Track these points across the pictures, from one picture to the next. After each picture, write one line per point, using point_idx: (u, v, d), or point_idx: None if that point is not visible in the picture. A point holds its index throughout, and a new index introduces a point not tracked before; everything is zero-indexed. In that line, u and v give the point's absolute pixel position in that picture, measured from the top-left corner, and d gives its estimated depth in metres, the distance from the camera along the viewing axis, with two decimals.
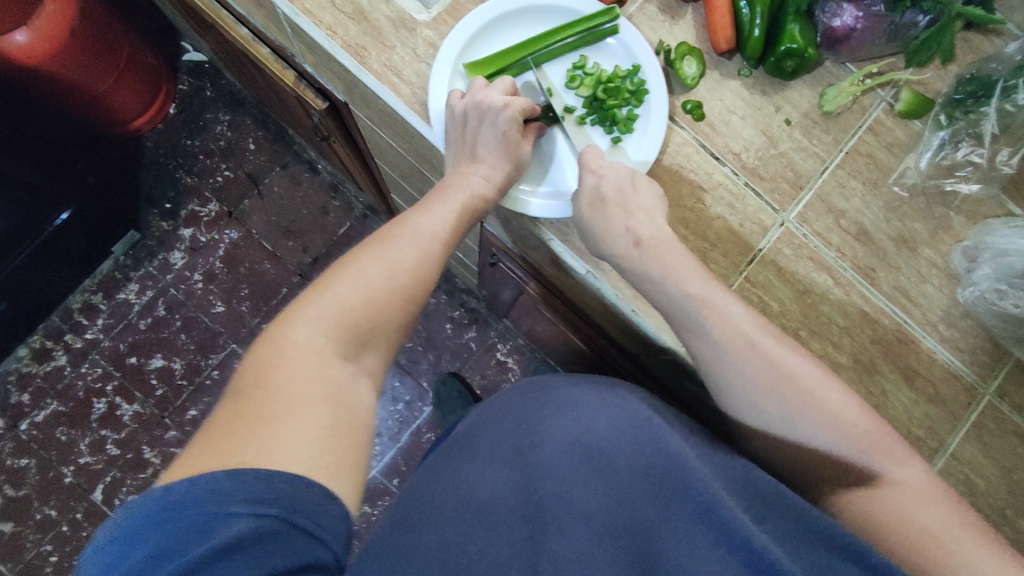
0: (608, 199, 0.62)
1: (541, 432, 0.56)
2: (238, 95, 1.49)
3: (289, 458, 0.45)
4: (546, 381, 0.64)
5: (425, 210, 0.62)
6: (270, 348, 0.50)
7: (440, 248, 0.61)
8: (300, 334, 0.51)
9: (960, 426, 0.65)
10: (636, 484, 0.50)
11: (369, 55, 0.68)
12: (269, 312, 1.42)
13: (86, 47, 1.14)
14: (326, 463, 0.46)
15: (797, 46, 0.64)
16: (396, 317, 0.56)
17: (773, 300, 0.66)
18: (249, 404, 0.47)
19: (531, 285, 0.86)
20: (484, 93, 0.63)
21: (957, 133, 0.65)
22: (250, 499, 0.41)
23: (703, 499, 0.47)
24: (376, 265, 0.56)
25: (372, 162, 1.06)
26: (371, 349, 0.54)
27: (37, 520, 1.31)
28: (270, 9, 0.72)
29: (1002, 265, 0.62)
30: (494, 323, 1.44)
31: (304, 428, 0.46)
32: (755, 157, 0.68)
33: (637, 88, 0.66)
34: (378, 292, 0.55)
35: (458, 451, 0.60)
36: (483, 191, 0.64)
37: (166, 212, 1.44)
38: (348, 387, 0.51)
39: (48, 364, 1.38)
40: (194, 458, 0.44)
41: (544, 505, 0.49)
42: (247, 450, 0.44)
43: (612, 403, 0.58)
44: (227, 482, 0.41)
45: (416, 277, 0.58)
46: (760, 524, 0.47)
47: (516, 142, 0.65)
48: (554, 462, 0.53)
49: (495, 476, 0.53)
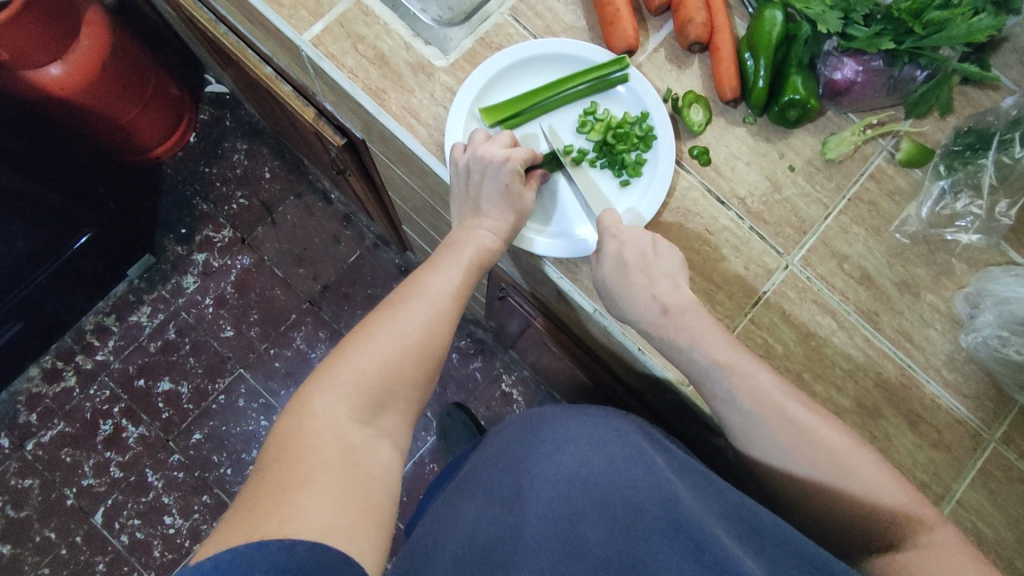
0: (647, 267, 0.63)
1: (539, 473, 0.58)
2: (257, 126, 1.53)
3: (310, 524, 0.45)
4: (543, 413, 0.67)
5: (433, 268, 0.65)
6: (290, 418, 0.52)
7: (450, 303, 0.63)
8: (318, 405, 0.52)
9: (965, 473, 0.65)
10: (631, 522, 0.51)
11: (388, 97, 0.71)
12: (278, 338, 1.44)
13: (116, 81, 1.18)
14: (346, 527, 0.47)
15: (800, 97, 0.67)
16: (409, 376, 0.58)
17: (778, 342, 0.67)
18: (272, 476, 0.47)
19: (538, 319, 0.88)
20: (485, 147, 0.66)
21: (957, 183, 0.67)
22: (270, 569, 0.41)
23: (697, 537, 0.48)
24: (386, 329, 0.58)
25: (386, 195, 1.09)
26: (388, 409, 0.56)
27: (37, 542, 1.31)
28: (294, 51, 0.75)
29: (1004, 312, 0.63)
30: (500, 354, 1.45)
31: (324, 493, 0.47)
32: (760, 202, 0.70)
33: (645, 134, 0.68)
34: (390, 356, 0.57)
35: (465, 491, 0.62)
36: (490, 242, 0.66)
37: (181, 237, 1.47)
38: (365, 449, 0.52)
39: (57, 384, 1.39)
40: (222, 538, 0.44)
41: (540, 549, 0.51)
42: (273, 519, 0.45)
43: (608, 438, 0.60)
44: (250, 554, 0.41)
45: (427, 333, 0.60)
46: (751, 558, 0.48)
47: (520, 192, 0.67)
48: (550, 502, 0.55)
49: (497, 522, 0.55)
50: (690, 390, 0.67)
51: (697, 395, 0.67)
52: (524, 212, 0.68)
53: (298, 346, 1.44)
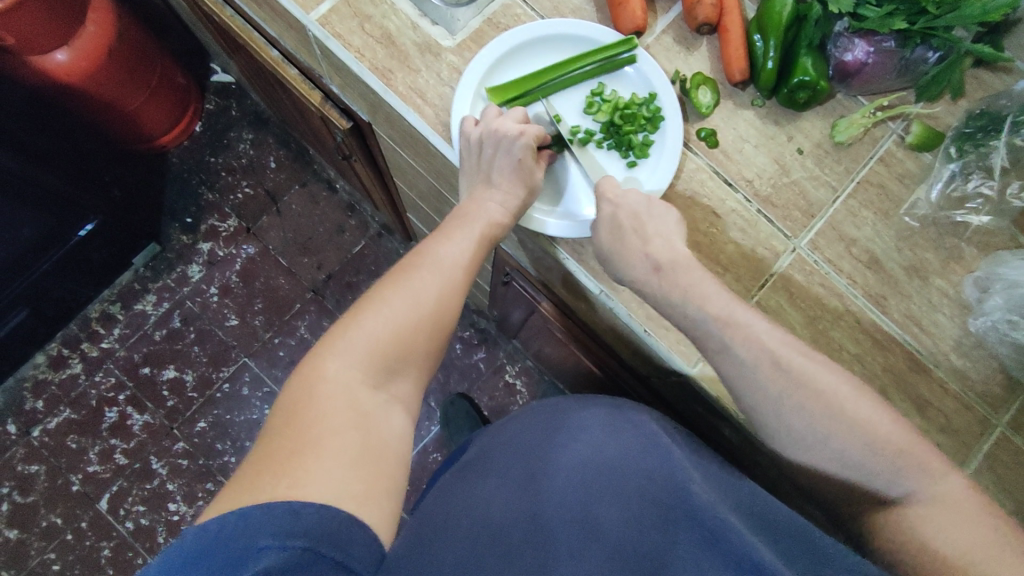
0: (654, 245, 0.63)
1: (555, 460, 0.60)
2: (262, 115, 1.53)
3: (320, 489, 0.45)
4: (558, 405, 0.68)
5: (445, 239, 0.65)
6: (301, 381, 0.51)
7: (462, 276, 0.63)
8: (330, 368, 0.52)
9: (972, 458, 0.65)
10: (649, 510, 0.53)
11: (394, 77, 0.70)
12: (282, 327, 1.44)
13: (121, 67, 1.18)
14: (357, 493, 0.46)
15: (810, 78, 0.66)
16: (420, 347, 0.58)
17: (785, 325, 0.67)
18: (283, 439, 0.47)
19: (544, 304, 0.87)
20: (499, 121, 0.66)
21: (967, 166, 0.67)
22: (279, 532, 0.41)
23: (712, 525, 0.50)
24: (399, 296, 0.58)
25: (391, 181, 1.09)
26: (399, 376, 0.56)
27: (42, 527, 1.32)
28: (301, 32, 0.75)
29: (1013, 296, 0.63)
30: (503, 344, 1.44)
31: (335, 457, 0.47)
32: (768, 185, 0.69)
33: (653, 115, 0.68)
34: (404, 323, 0.57)
35: (473, 473, 0.62)
36: (499, 217, 0.66)
37: (186, 226, 1.48)
38: (377, 414, 0.52)
39: (63, 371, 1.40)
40: (230, 497, 0.44)
41: (557, 533, 0.51)
42: (281, 482, 0.44)
43: (623, 430, 0.62)
44: (258, 514, 0.42)
45: (440, 306, 0.60)
46: (770, 548, 0.48)
47: (530, 168, 0.68)
48: (568, 488, 0.56)
49: (509, 502, 0.55)
50: (695, 373, 0.67)
51: (703, 378, 0.67)
52: (534, 189, 0.68)
53: (301, 336, 1.44)
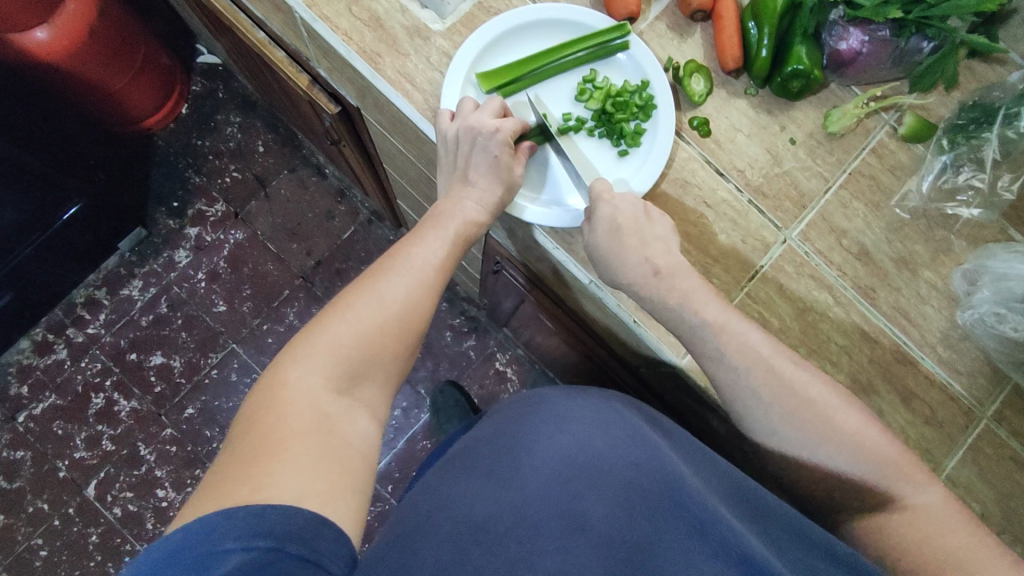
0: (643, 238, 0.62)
1: (537, 451, 0.58)
2: (250, 98, 1.50)
3: (281, 491, 0.44)
4: (541, 395, 0.67)
5: (416, 241, 0.64)
6: (265, 389, 0.51)
7: (433, 276, 0.62)
8: (292, 375, 0.52)
9: (956, 449, 0.66)
10: (635, 500, 0.52)
11: (383, 61, 0.69)
12: (271, 313, 1.43)
13: (104, 47, 1.16)
14: (322, 491, 0.46)
15: (804, 67, 0.65)
16: (389, 349, 0.57)
17: (774, 316, 0.67)
18: (245, 445, 0.47)
19: (533, 293, 0.87)
20: (475, 117, 0.65)
21: (958, 158, 0.66)
22: (241, 534, 0.41)
23: (700, 517, 0.51)
24: (364, 302, 0.57)
25: (380, 167, 1.07)
26: (367, 380, 0.55)
27: (28, 513, 1.31)
28: (288, 13, 0.73)
29: (1001, 289, 0.63)
30: (494, 332, 1.44)
31: (298, 462, 0.47)
32: (760, 175, 0.69)
33: (645, 104, 0.67)
34: (370, 328, 0.56)
35: (457, 467, 0.61)
36: (475, 215, 0.66)
37: (172, 211, 1.46)
38: (341, 419, 0.52)
39: (48, 357, 1.38)
40: (192, 508, 0.43)
41: (544, 526, 0.50)
42: (242, 486, 0.44)
43: (607, 422, 0.61)
44: (219, 521, 0.41)
45: (407, 306, 0.59)
46: (755, 535, 0.50)
47: (508, 166, 0.66)
48: (550, 481, 0.54)
49: (492, 495, 0.54)
50: (685, 364, 0.67)
51: (692, 369, 0.67)
52: (512, 186, 0.67)
53: (291, 322, 1.43)
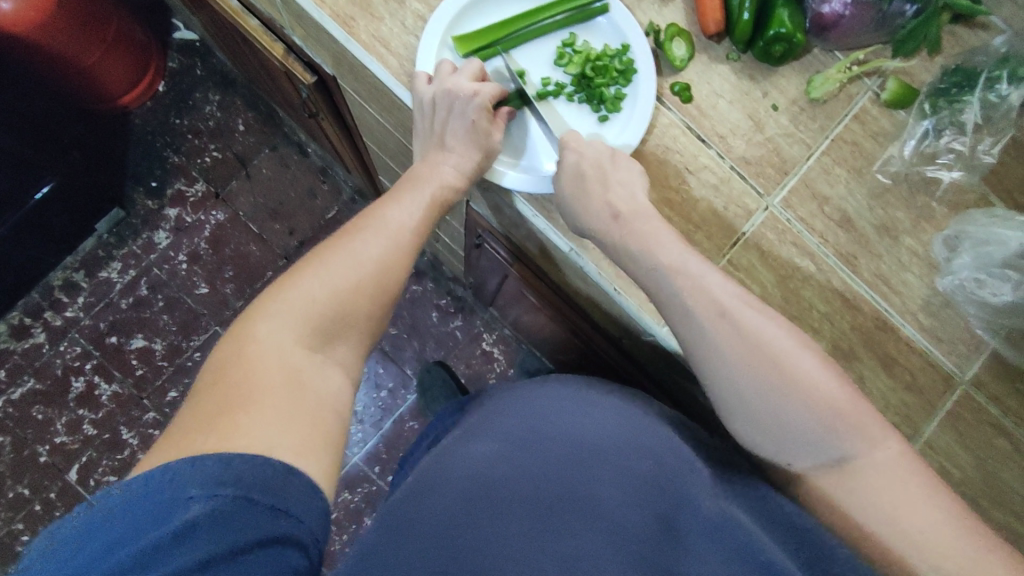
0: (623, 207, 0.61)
1: (557, 432, 0.62)
2: (228, 75, 1.47)
3: (251, 442, 0.44)
4: (561, 378, 0.71)
5: (391, 202, 0.63)
6: (234, 343, 0.50)
7: (407, 237, 0.61)
8: (262, 330, 0.51)
9: (935, 414, 0.66)
10: (628, 485, 0.56)
11: (357, 25, 0.67)
12: (254, 295, 1.41)
13: (72, 18, 1.11)
14: (293, 445, 0.46)
15: (785, 30, 0.64)
16: (364, 306, 0.56)
17: (756, 283, 0.67)
18: (210, 399, 0.46)
19: (515, 266, 0.86)
20: (452, 80, 0.63)
21: (941, 122, 0.66)
22: (206, 482, 0.41)
23: (706, 517, 0.54)
24: (339, 259, 0.56)
25: (361, 142, 1.05)
26: (340, 338, 0.54)
27: (9, 498, 1.29)
28: None
29: (981, 254, 0.63)
30: (480, 312, 1.43)
31: (266, 415, 0.46)
32: (742, 142, 0.68)
33: (626, 67, 0.66)
34: (344, 285, 0.55)
35: (473, 433, 0.66)
36: (452, 182, 0.65)
37: (151, 191, 1.43)
38: (313, 374, 0.51)
39: (25, 340, 1.36)
40: (158, 457, 0.43)
41: (552, 504, 0.55)
42: (208, 437, 0.44)
43: (623, 412, 0.65)
44: (187, 470, 0.41)
45: (382, 266, 0.58)
46: (760, 530, 0.53)
47: (485, 131, 0.65)
48: (564, 462, 0.58)
49: (504, 467, 0.58)
50: (665, 332, 0.66)
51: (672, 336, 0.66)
52: (490, 152, 0.66)
53: None
